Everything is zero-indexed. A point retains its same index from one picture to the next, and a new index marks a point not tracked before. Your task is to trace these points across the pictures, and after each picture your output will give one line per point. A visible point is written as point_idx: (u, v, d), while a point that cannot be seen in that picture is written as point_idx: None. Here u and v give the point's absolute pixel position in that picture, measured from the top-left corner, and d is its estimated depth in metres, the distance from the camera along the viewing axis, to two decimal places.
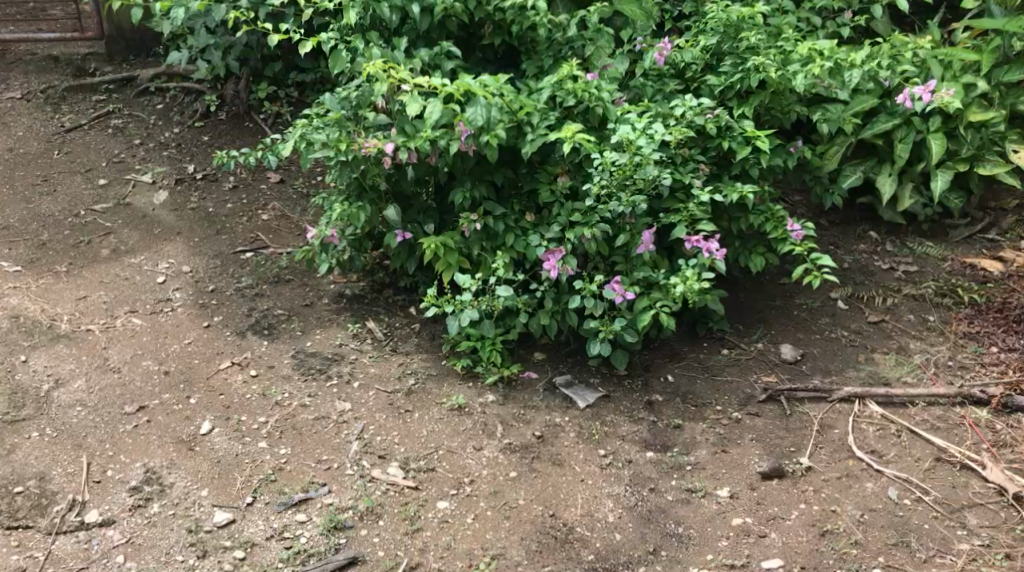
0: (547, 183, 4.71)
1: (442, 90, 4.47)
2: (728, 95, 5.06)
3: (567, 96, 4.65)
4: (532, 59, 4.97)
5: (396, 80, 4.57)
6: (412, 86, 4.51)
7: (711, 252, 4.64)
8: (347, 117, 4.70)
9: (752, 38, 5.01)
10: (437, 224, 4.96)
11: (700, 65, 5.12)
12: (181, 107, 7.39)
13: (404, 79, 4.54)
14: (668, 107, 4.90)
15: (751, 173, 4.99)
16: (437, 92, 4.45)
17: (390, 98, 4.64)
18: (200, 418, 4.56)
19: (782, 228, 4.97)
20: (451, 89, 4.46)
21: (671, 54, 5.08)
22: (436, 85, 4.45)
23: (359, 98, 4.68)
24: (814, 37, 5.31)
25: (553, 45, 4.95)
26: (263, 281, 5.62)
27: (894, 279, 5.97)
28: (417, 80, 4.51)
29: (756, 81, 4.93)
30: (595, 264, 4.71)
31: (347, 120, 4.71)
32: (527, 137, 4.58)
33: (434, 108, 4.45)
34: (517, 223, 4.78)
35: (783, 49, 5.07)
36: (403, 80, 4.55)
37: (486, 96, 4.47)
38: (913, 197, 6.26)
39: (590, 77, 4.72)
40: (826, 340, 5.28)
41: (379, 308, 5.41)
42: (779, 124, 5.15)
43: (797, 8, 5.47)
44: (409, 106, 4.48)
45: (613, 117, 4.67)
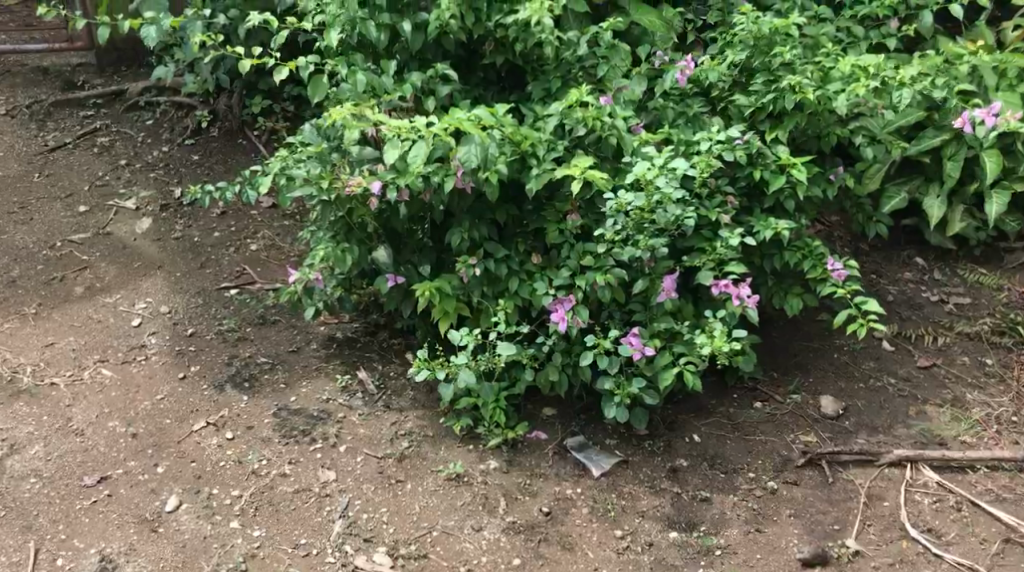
0: (555, 222, 4.19)
1: (428, 132, 3.94)
2: (760, 118, 4.52)
3: (577, 125, 4.12)
4: (538, 80, 4.44)
5: (377, 120, 4.02)
6: (396, 129, 3.96)
7: (741, 299, 4.13)
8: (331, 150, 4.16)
9: (787, 53, 4.45)
10: (434, 265, 4.46)
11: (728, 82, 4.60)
12: (172, 123, 6.82)
13: (384, 121, 4.01)
14: (692, 135, 4.36)
15: (787, 206, 4.44)
16: (425, 132, 3.93)
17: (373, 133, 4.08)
18: (167, 491, 4.07)
19: (821, 267, 4.43)
20: (439, 131, 3.90)
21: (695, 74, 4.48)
22: (422, 126, 3.91)
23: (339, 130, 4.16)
24: (856, 50, 4.73)
25: (561, 64, 4.40)
26: (246, 324, 5.10)
27: (945, 313, 5.39)
28: (398, 124, 3.97)
29: (791, 104, 4.37)
30: (611, 314, 4.17)
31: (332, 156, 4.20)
32: (532, 172, 4.06)
33: (421, 151, 3.93)
34: (523, 267, 4.26)
35: (822, 66, 4.51)
36: (385, 118, 4.02)
37: (480, 135, 3.91)
38: (964, 221, 5.66)
39: (603, 102, 4.19)
40: (870, 390, 4.73)
41: (373, 355, 4.89)
42: (817, 148, 4.60)
43: (837, 17, 4.89)
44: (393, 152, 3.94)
45: (628, 149, 4.14)
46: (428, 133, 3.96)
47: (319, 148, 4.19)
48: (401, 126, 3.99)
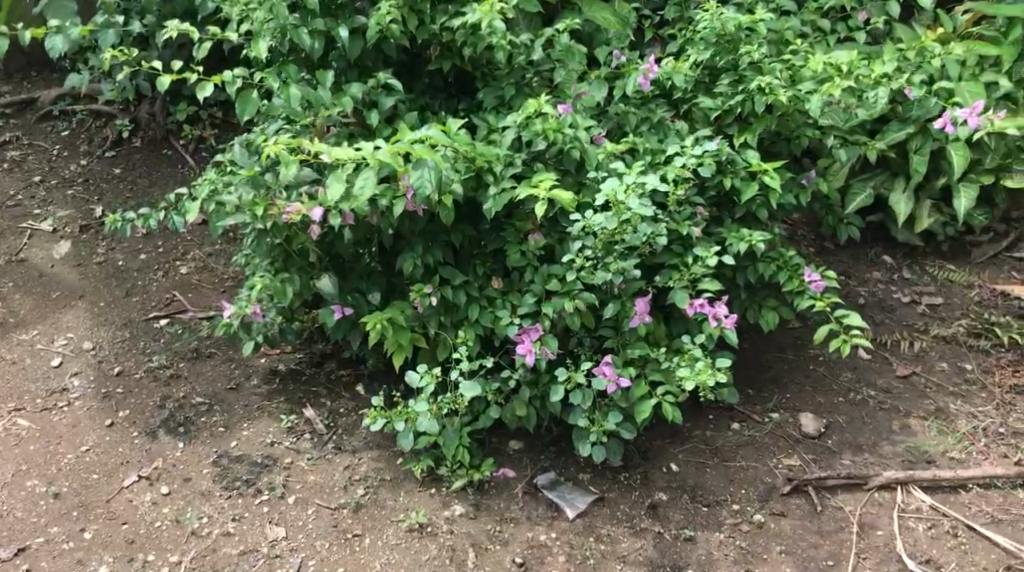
0: (516, 243, 3.87)
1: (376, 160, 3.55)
2: (728, 122, 4.24)
3: (536, 138, 3.78)
4: (490, 86, 4.10)
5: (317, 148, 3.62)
6: (340, 159, 3.56)
7: (720, 320, 3.84)
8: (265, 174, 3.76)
9: (756, 52, 4.15)
10: (385, 291, 4.10)
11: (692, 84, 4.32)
12: (90, 133, 6.33)
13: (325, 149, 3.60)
14: (659, 143, 4.06)
15: (760, 216, 4.16)
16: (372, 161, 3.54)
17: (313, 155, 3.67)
18: (95, 561, 3.75)
19: (798, 279, 4.15)
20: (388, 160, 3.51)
21: (659, 77, 4.16)
22: (369, 156, 3.51)
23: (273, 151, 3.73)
24: (824, 44, 4.44)
25: (514, 70, 4.06)
26: (179, 358, 4.70)
27: (919, 316, 5.17)
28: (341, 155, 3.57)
29: (761, 107, 4.07)
30: (580, 340, 3.85)
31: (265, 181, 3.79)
32: (489, 191, 3.72)
33: (370, 180, 3.55)
34: (482, 293, 3.92)
35: (791, 64, 4.20)
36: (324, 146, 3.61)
37: (434, 160, 3.53)
38: (932, 216, 5.45)
39: (562, 111, 3.84)
40: (851, 405, 4.48)
41: (320, 389, 4.52)
42: (788, 150, 4.32)
43: (800, 10, 4.61)
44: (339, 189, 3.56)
45: (592, 163, 3.80)
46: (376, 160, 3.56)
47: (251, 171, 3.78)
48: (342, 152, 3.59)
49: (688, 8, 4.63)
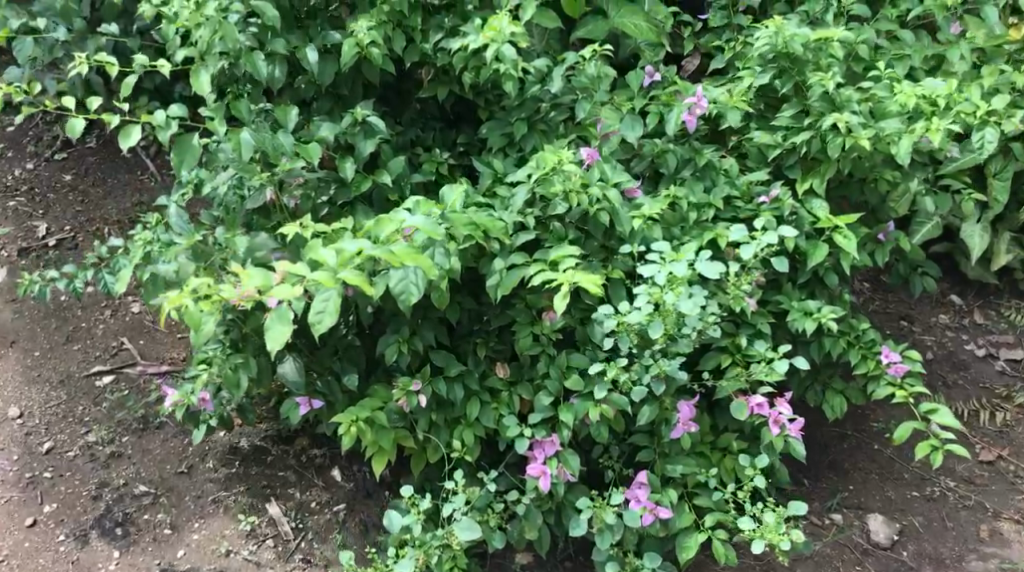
0: (528, 325, 3.08)
1: (332, 281, 2.39)
2: (789, 162, 3.44)
3: (554, 198, 2.97)
4: (496, 120, 3.32)
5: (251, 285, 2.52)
6: (284, 297, 2.44)
7: (782, 425, 3.07)
8: (203, 304, 2.72)
9: (830, 79, 3.32)
10: (364, 369, 3.33)
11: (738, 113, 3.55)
12: (34, 128, 4.97)
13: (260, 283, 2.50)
14: (705, 197, 3.27)
15: (828, 283, 3.37)
16: (326, 283, 2.37)
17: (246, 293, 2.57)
18: None
19: (872, 361, 3.39)
20: (354, 281, 2.36)
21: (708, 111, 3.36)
22: (323, 281, 2.36)
23: (203, 281, 2.72)
24: (906, 62, 3.60)
25: (526, 101, 3.25)
26: (122, 432, 3.88)
27: (998, 375, 4.40)
28: (282, 294, 2.44)
29: (835, 151, 3.26)
30: (606, 450, 3.08)
31: (201, 311, 2.71)
32: (494, 265, 2.92)
33: (330, 307, 2.40)
34: (484, 385, 3.15)
35: (871, 95, 3.35)
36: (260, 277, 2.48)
37: (422, 266, 2.42)
38: (1012, 251, 4.63)
39: (585, 157, 3.08)
40: (928, 502, 3.73)
41: (289, 473, 3.76)
42: (862, 196, 3.51)
43: (878, 16, 3.75)
44: (287, 332, 2.44)
45: (625, 230, 3.00)
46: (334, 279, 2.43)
47: (178, 302, 2.73)
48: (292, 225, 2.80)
49: (737, 15, 3.80)
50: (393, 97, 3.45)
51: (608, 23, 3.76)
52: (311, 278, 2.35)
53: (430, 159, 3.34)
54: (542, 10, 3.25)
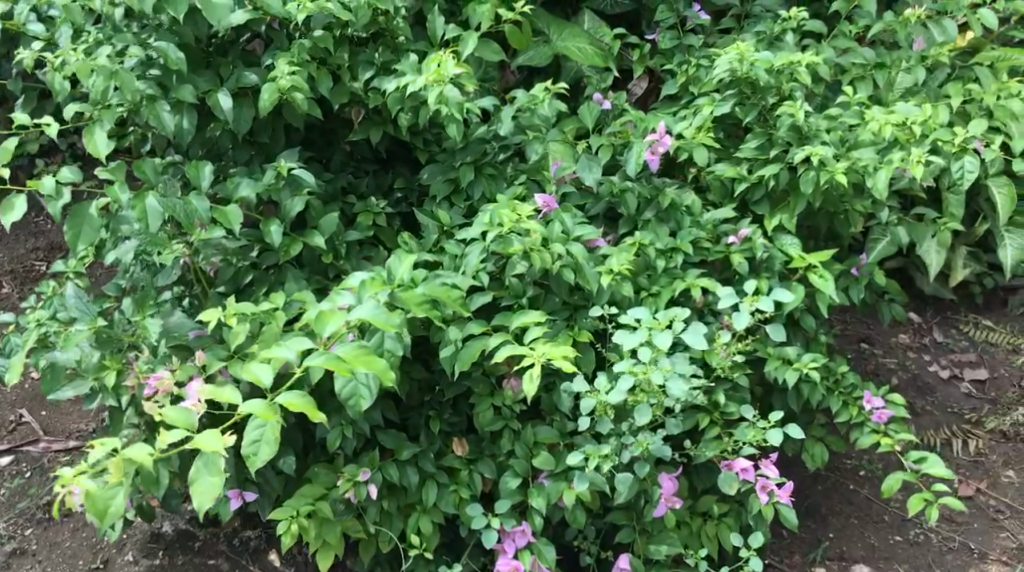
0: (487, 397, 2.75)
1: (270, 411, 2.17)
2: (756, 197, 3.17)
3: (513, 257, 2.64)
4: (438, 164, 2.98)
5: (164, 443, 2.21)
6: (213, 446, 2.15)
7: (771, 491, 2.80)
8: (111, 478, 2.24)
9: (798, 109, 3.05)
10: (302, 449, 2.96)
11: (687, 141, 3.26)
12: None
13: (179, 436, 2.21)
14: (672, 240, 2.98)
15: (805, 326, 3.12)
16: (262, 416, 2.16)
17: (175, 441, 2.21)
18: None
19: (855, 408, 3.13)
20: (297, 406, 2.14)
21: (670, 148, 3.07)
22: (263, 413, 2.14)
23: (110, 446, 2.24)
24: (871, 83, 3.37)
25: (471, 143, 2.92)
26: (25, 524, 3.45)
27: (964, 397, 4.20)
28: (212, 442, 2.15)
29: (810, 186, 2.98)
30: (582, 531, 2.78)
31: (108, 489, 2.21)
32: (449, 335, 2.57)
33: (269, 437, 2.18)
34: (441, 464, 2.81)
35: (842, 124, 3.10)
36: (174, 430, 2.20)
37: (376, 370, 2.10)
38: (969, 265, 4.42)
39: (541, 204, 2.80)
40: (913, 546, 3.50)
41: (220, 560, 3.37)
42: (834, 228, 3.26)
43: (835, 31, 3.50)
44: (217, 483, 2.14)
45: (592, 287, 2.69)
46: (275, 410, 2.20)
47: (75, 483, 2.24)
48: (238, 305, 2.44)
49: (688, 36, 3.53)
50: (320, 140, 3.10)
51: (552, 48, 3.46)
52: (243, 407, 2.13)
53: (366, 210, 2.99)
54: (484, 42, 2.92)
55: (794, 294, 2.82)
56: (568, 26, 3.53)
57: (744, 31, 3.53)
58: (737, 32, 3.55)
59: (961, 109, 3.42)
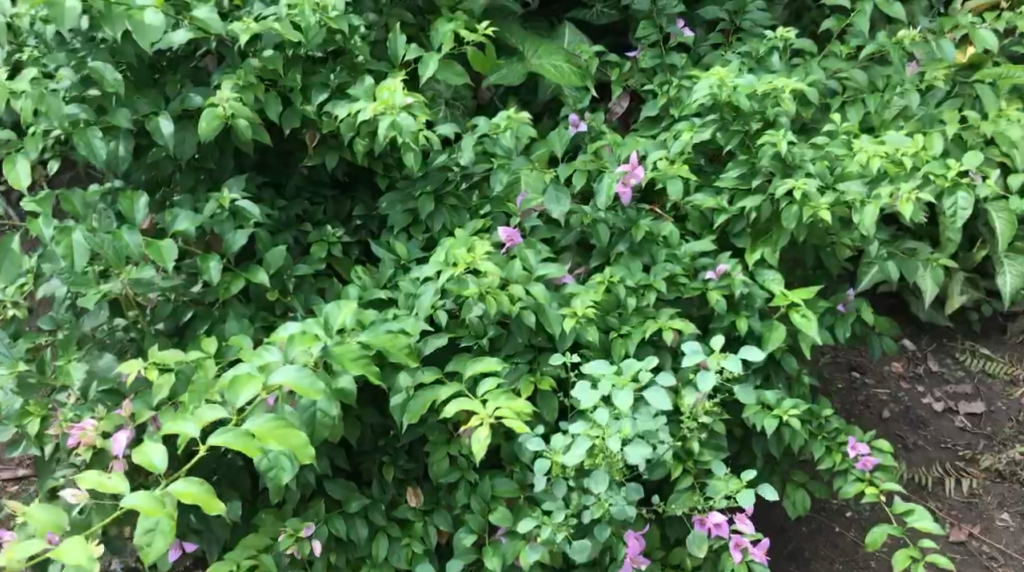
0: (443, 445, 2.56)
1: (155, 505, 1.97)
2: (737, 229, 2.98)
3: (469, 299, 2.45)
4: (398, 192, 2.80)
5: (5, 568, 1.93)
6: (75, 560, 1.90)
7: (746, 549, 2.60)
8: None
9: (781, 138, 2.87)
10: (249, 494, 2.77)
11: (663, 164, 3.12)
12: None
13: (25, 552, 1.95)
14: (645, 276, 2.79)
15: (786, 368, 2.93)
16: (148, 510, 1.95)
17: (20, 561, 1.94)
18: None
19: (837, 455, 2.95)
20: (195, 496, 1.96)
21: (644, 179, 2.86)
22: (148, 511, 1.94)
23: None
24: (861, 109, 3.18)
25: (432, 170, 2.75)
26: None
27: (959, 431, 4.00)
28: (74, 552, 1.91)
29: (792, 222, 2.80)
30: None
31: None
32: (399, 383, 2.38)
33: (162, 529, 1.99)
34: (393, 516, 2.63)
35: (828, 154, 2.92)
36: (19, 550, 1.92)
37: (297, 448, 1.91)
38: (966, 293, 4.16)
39: (503, 240, 2.62)
40: None
41: None
42: (819, 262, 3.08)
43: (826, 52, 3.32)
44: None
45: (554, 331, 2.50)
46: (160, 498, 2.00)
47: None
48: (168, 351, 2.26)
49: (670, 55, 3.36)
50: (275, 165, 2.92)
51: (525, 66, 3.29)
52: (122, 504, 1.94)
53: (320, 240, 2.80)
54: (447, 63, 2.74)
55: (762, 354, 2.59)
56: (543, 42, 3.36)
57: (730, 51, 3.36)
58: (723, 52, 3.37)
59: (958, 136, 3.19)
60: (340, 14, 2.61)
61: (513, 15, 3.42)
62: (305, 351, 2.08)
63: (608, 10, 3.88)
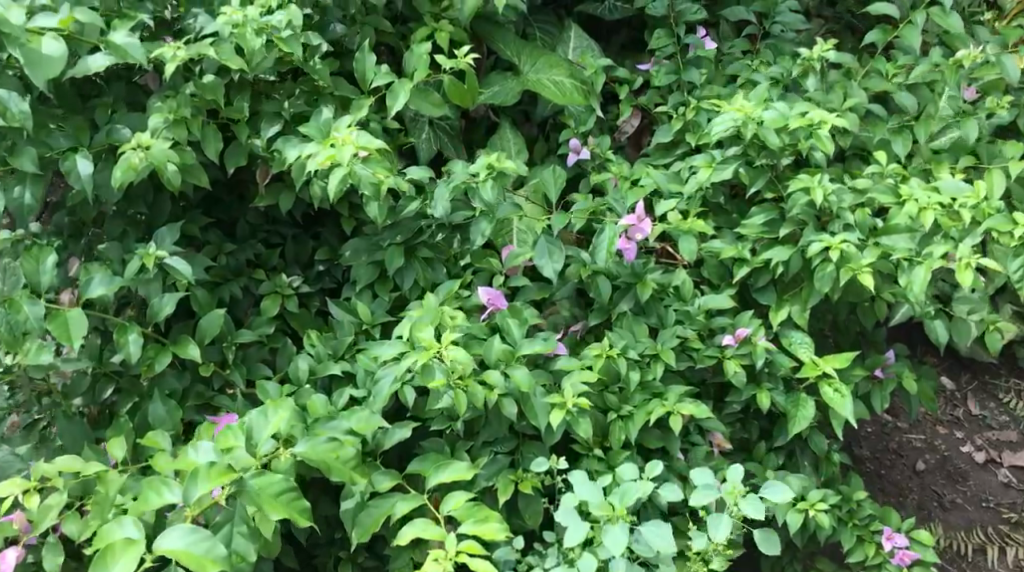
0: (404, 550, 2.13)
1: None
2: (760, 284, 2.56)
3: (438, 388, 2.03)
4: (364, 242, 2.39)
5: None
6: None
7: None
8: None
9: (816, 183, 2.44)
10: None
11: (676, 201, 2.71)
12: None
13: None
14: (652, 344, 2.38)
15: (813, 447, 2.53)
16: None
17: None
18: None
19: (873, 550, 2.54)
20: None
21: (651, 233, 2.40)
22: None
23: None
24: (909, 139, 2.75)
25: (402, 219, 2.31)
26: None
27: (1004, 487, 3.44)
28: None
29: (825, 285, 2.38)
30: None
31: None
32: (350, 494, 1.94)
33: None
34: None
35: (870, 201, 2.49)
36: None
37: None
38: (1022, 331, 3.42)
39: (484, 310, 2.25)
40: None
41: None
42: (854, 319, 2.67)
43: (868, 71, 2.89)
44: None
45: (540, 426, 2.07)
46: None
47: None
48: (66, 460, 1.88)
49: (688, 70, 2.92)
50: (228, 200, 2.54)
51: (521, 83, 2.86)
52: None
53: (275, 290, 2.46)
54: (421, 92, 2.31)
55: (790, 495, 2.16)
56: (544, 53, 2.92)
57: (757, 66, 2.92)
58: (749, 65, 2.94)
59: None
60: (291, 35, 2.20)
61: (512, 20, 2.98)
62: (217, 486, 1.76)
63: (619, 6, 3.35)
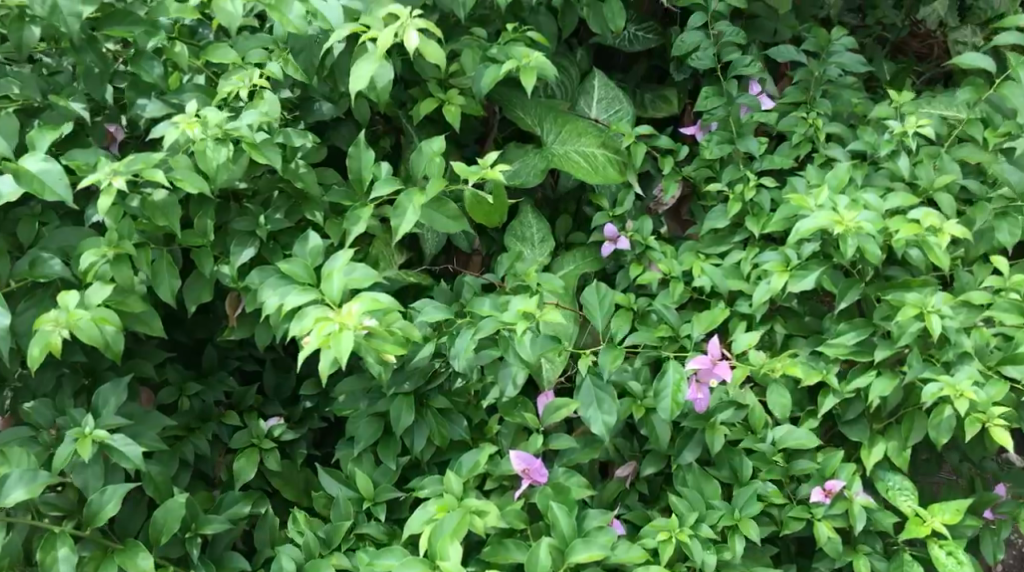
0: None
1: None
2: (851, 415, 2.07)
3: None
4: (363, 388, 1.88)
5: None
6: None
7: None
8: None
9: (925, 304, 1.95)
10: None
11: (738, 305, 2.22)
12: None
13: None
14: (726, 508, 1.93)
15: None
16: None
17: None
18: None
19: None
20: None
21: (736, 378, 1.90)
22: None
23: None
24: (1018, 224, 2.25)
25: (413, 364, 1.81)
26: None
27: None
28: None
29: (940, 433, 1.89)
30: None
31: None
32: None
33: None
34: None
35: (988, 319, 1.99)
36: None
37: None
38: None
39: (518, 490, 1.79)
40: None
41: None
42: (956, 448, 2.18)
43: (962, 136, 2.39)
44: None
45: None
46: None
47: None
48: None
49: (746, 138, 2.42)
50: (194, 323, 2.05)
51: (546, 158, 2.35)
52: None
53: (251, 442, 1.98)
54: (433, 204, 1.81)
55: None
56: (572, 120, 2.41)
57: (820, 125, 2.44)
58: (809, 124, 2.46)
59: None
60: (265, 142, 1.70)
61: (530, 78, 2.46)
62: None
63: (645, 35, 2.72)
